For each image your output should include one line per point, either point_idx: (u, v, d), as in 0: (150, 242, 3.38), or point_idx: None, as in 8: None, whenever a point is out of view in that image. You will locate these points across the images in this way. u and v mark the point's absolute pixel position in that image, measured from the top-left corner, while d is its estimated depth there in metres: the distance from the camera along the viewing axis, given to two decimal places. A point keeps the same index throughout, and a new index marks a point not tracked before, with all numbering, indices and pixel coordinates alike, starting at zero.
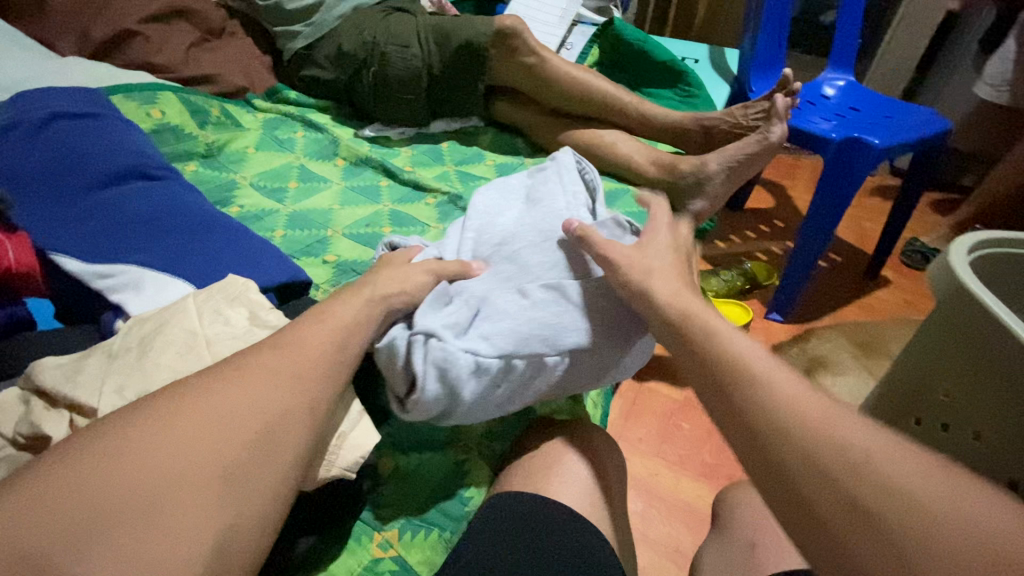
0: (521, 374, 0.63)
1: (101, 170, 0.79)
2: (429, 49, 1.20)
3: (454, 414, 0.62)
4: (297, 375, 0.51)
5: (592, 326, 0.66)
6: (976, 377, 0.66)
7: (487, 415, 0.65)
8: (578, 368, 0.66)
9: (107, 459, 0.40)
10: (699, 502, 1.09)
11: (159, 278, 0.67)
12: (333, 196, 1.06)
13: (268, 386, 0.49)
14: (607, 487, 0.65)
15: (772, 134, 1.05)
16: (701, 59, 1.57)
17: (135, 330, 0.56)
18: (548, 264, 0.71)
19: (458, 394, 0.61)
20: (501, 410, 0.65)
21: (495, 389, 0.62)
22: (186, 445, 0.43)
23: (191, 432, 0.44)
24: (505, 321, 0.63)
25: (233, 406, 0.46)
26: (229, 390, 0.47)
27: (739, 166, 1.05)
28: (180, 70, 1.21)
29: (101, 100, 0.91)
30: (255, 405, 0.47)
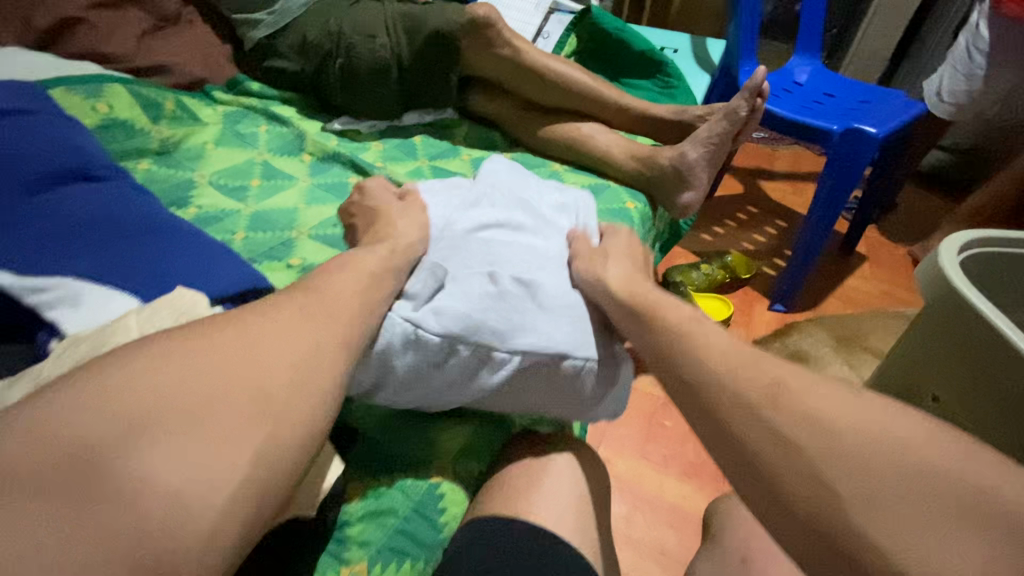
0: (461, 364, 0.60)
1: (37, 170, 0.72)
2: (398, 39, 1.14)
3: (389, 397, 0.61)
4: (298, 342, 0.50)
5: (550, 333, 0.62)
6: (967, 381, 0.64)
7: (426, 401, 0.62)
8: (527, 380, 0.62)
9: (81, 411, 0.39)
10: (683, 503, 1.07)
11: (101, 294, 0.62)
12: (299, 194, 1.01)
13: (263, 340, 0.48)
14: (591, 504, 0.62)
15: (742, 111, 1.04)
16: (680, 48, 1.53)
17: (70, 353, 0.51)
18: (523, 259, 0.69)
19: (400, 375, 0.60)
20: (441, 401, 0.62)
21: (433, 379, 0.60)
22: (168, 388, 0.42)
23: (179, 373, 0.43)
24: (461, 301, 0.62)
25: (223, 359, 0.45)
26: (221, 340, 0.47)
27: (715, 150, 1.05)
28: (132, 60, 1.13)
29: (39, 96, 0.84)
30: (246, 359, 0.46)
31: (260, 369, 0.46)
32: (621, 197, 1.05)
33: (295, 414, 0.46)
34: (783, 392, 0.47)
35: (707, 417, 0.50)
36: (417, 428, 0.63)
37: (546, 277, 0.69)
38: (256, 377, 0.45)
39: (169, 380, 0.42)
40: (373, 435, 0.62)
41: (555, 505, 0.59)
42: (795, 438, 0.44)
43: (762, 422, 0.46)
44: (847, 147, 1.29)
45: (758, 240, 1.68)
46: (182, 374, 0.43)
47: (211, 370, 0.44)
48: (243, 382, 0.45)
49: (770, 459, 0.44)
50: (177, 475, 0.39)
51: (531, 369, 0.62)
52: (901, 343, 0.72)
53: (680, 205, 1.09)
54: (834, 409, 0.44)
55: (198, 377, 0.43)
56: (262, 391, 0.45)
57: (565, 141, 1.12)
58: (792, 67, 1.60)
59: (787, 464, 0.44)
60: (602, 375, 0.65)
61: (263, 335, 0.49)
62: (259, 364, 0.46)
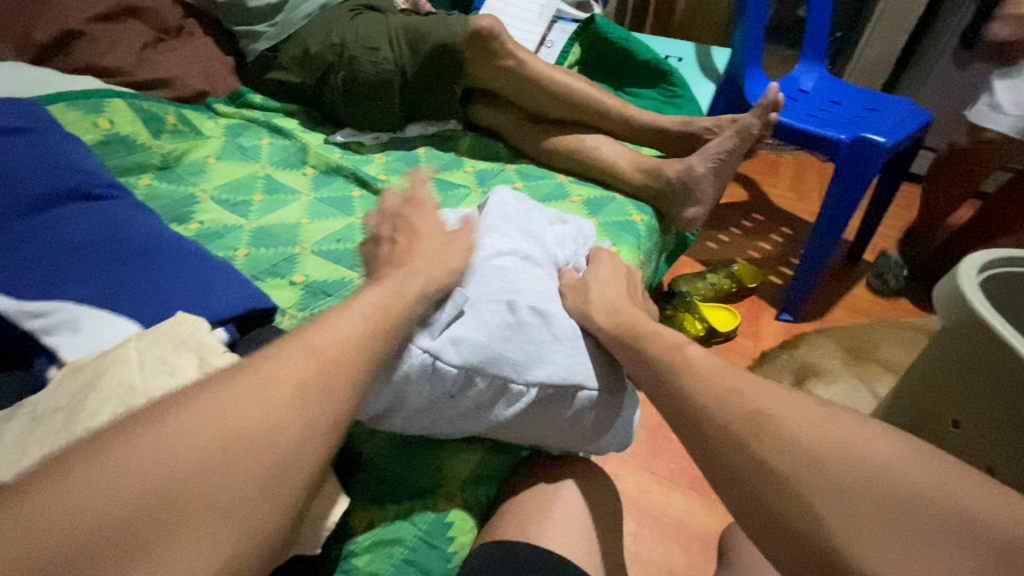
0: (480, 397, 0.59)
1: (36, 190, 0.71)
2: (400, 51, 1.13)
3: (402, 424, 0.59)
4: (296, 395, 0.42)
5: (569, 368, 0.62)
6: (988, 405, 0.62)
7: (433, 429, 0.60)
8: (540, 414, 0.61)
9: (103, 480, 0.33)
10: (691, 518, 1.05)
11: (100, 317, 0.60)
12: (302, 208, 1.00)
13: (252, 402, 0.40)
14: (600, 530, 0.61)
15: (754, 127, 1.04)
16: (685, 57, 1.52)
17: (67, 383, 0.50)
18: (537, 291, 0.68)
19: (413, 405, 0.58)
20: (449, 430, 0.61)
21: (450, 412, 0.59)
22: (166, 476, 0.35)
23: (156, 465, 0.35)
24: (481, 332, 0.60)
25: (207, 435, 0.37)
26: (201, 409, 0.39)
27: (723, 163, 1.04)
28: (133, 73, 1.12)
29: (40, 113, 0.84)
30: (235, 432, 0.38)
31: (256, 440, 0.39)
32: (627, 210, 1.04)
33: (296, 483, 0.40)
34: (786, 422, 0.46)
35: (722, 446, 0.48)
36: (422, 453, 0.61)
37: (557, 309, 0.68)
38: (251, 452, 0.38)
39: (141, 474, 0.34)
40: (377, 461, 0.61)
41: (566, 532, 0.58)
42: (815, 472, 0.42)
43: (781, 452, 0.45)
44: (855, 157, 1.27)
45: (764, 249, 1.66)
46: (161, 466, 0.35)
47: (195, 454, 0.36)
48: (237, 460, 0.38)
49: (789, 493, 0.43)
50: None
51: (547, 403, 0.61)
52: (917, 361, 0.70)
53: (684, 219, 1.08)
54: (857, 439, 0.43)
55: (178, 462, 0.36)
56: (260, 470, 0.38)
57: (570, 153, 1.11)
58: (797, 75, 1.59)
59: (808, 499, 0.42)
60: (611, 404, 0.65)
61: (252, 390, 0.41)
62: (253, 434, 0.39)
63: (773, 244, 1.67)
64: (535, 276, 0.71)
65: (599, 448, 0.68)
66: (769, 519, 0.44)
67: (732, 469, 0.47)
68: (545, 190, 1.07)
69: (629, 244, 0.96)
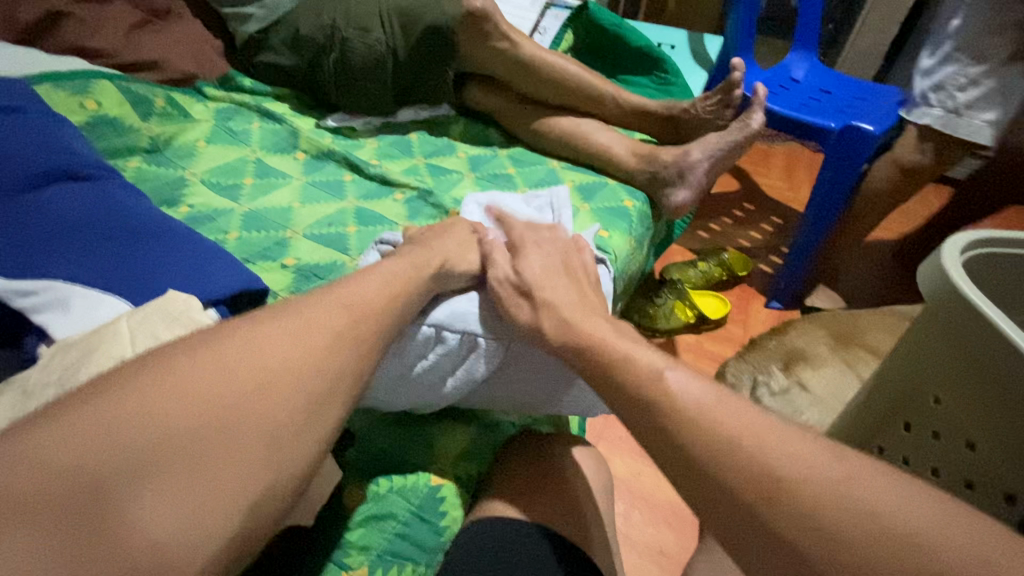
0: (451, 352, 0.61)
1: (21, 170, 0.70)
2: (392, 31, 1.11)
3: (384, 394, 0.60)
4: (283, 361, 0.46)
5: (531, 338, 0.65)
6: (971, 385, 0.63)
7: (413, 400, 0.61)
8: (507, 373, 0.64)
9: (90, 438, 0.37)
10: (681, 501, 1.07)
11: (90, 296, 0.60)
12: (293, 192, 0.99)
13: (241, 366, 0.44)
14: (590, 506, 0.62)
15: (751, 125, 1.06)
16: (678, 44, 1.52)
17: (58, 359, 0.50)
18: None
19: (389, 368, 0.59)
20: (426, 400, 0.62)
21: (419, 375, 0.60)
22: (150, 435, 0.38)
23: (148, 420, 0.39)
24: (445, 305, 0.64)
25: (200, 394, 0.41)
26: (192, 370, 0.42)
27: (718, 156, 1.06)
28: (120, 55, 1.11)
29: (25, 92, 0.82)
30: (227, 392, 0.42)
31: (244, 404, 0.42)
32: (619, 195, 1.04)
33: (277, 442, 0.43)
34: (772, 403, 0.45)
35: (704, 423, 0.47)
36: (414, 431, 0.62)
37: None
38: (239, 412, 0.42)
39: (140, 426, 0.38)
40: (372, 438, 0.61)
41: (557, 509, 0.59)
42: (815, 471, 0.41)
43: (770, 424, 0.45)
44: (846, 145, 1.28)
45: (755, 237, 1.68)
46: (153, 426, 0.39)
47: (188, 412, 0.40)
48: (225, 419, 0.41)
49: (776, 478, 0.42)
50: (167, 529, 0.36)
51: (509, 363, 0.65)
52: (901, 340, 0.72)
53: (671, 205, 1.07)
54: None
55: (174, 417, 0.40)
56: (245, 435, 0.41)
57: (563, 138, 1.12)
58: (789, 64, 1.59)
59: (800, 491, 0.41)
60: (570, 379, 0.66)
61: (241, 357, 0.44)
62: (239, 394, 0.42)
63: (763, 233, 1.69)
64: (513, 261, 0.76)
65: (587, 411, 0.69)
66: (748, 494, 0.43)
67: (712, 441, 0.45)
68: (537, 176, 1.08)
69: (621, 229, 0.97)
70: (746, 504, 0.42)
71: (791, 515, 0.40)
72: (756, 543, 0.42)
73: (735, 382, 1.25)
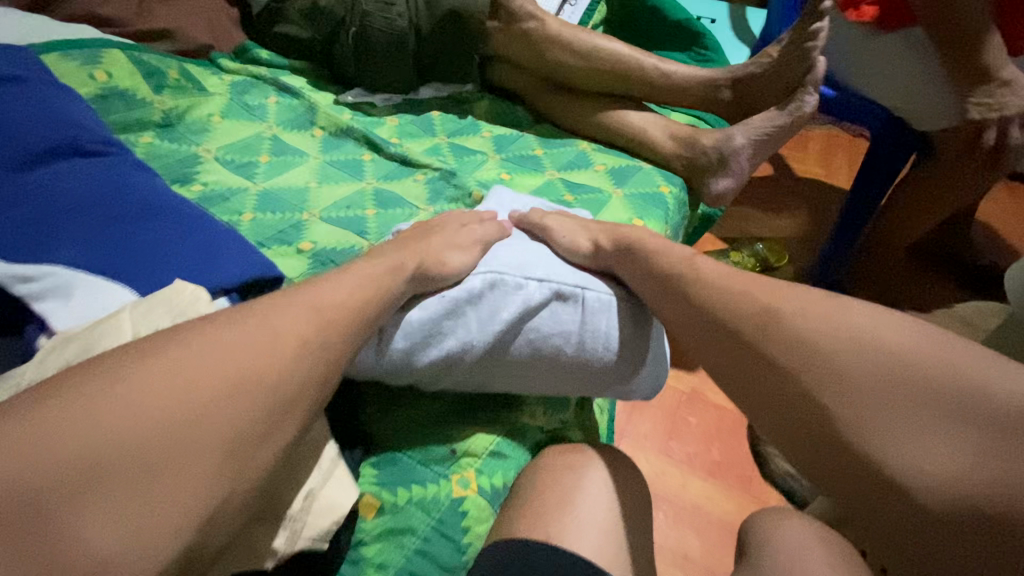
0: (528, 310, 0.60)
1: (25, 145, 0.67)
2: (415, 7, 1.05)
3: (401, 344, 0.57)
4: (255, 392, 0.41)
5: (601, 325, 0.62)
6: None
7: (465, 367, 0.59)
8: (562, 367, 0.61)
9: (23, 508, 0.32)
10: (708, 503, 1.02)
11: (93, 284, 0.56)
12: (310, 171, 0.94)
13: (176, 400, 0.39)
14: (626, 526, 0.56)
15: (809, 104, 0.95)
16: (717, 18, 1.43)
17: (57, 352, 0.46)
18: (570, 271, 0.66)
19: (421, 324, 0.58)
20: (484, 363, 0.59)
21: (478, 321, 0.59)
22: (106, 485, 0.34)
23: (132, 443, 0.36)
24: (517, 253, 0.66)
25: (106, 429, 0.36)
26: (104, 402, 0.38)
27: (766, 138, 0.97)
28: (132, 24, 1.06)
29: (34, 62, 0.78)
30: (149, 426, 0.37)
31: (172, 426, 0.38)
32: (655, 180, 0.98)
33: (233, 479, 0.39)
34: (783, 311, 0.54)
35: (728, 319, 0.56)
36: (435, 435, 0.58)
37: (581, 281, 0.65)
38: (167, 438, 0.38)
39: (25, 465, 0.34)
40: (390, 445, 0.57)
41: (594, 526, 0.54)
42: (821, 355, 0.50)
43: (788, 307, 0.54)
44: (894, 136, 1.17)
45: (790, 227, 1.59)
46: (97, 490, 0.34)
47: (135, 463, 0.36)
48: (141, 451, 0.37)
49: (798, 350, 0.51)
50: None
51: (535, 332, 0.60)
52: None
53: (712, 192, 1.00)
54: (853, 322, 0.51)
55: (73, 449, 0.35)
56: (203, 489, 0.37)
57: (598, 117, 1.05)
58: None
59: (822, 364, 0.50)
60: (630, 354, 0.63)
61: (179, 374, 0.40)
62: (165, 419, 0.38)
63: (799, 222, 1.60)
64: (538, 250, 0.70)
65: (618, 393, 0.65)
66: (763, 372, 0.53)
67: (733, 326, 0.56)
68: (565, 158, 1.01)
69: (656, 219, 0.91)
70: (770, 378, 0.52)
71: (808, 375, 0.50)
72: (758, 413, 0.53)
73: None
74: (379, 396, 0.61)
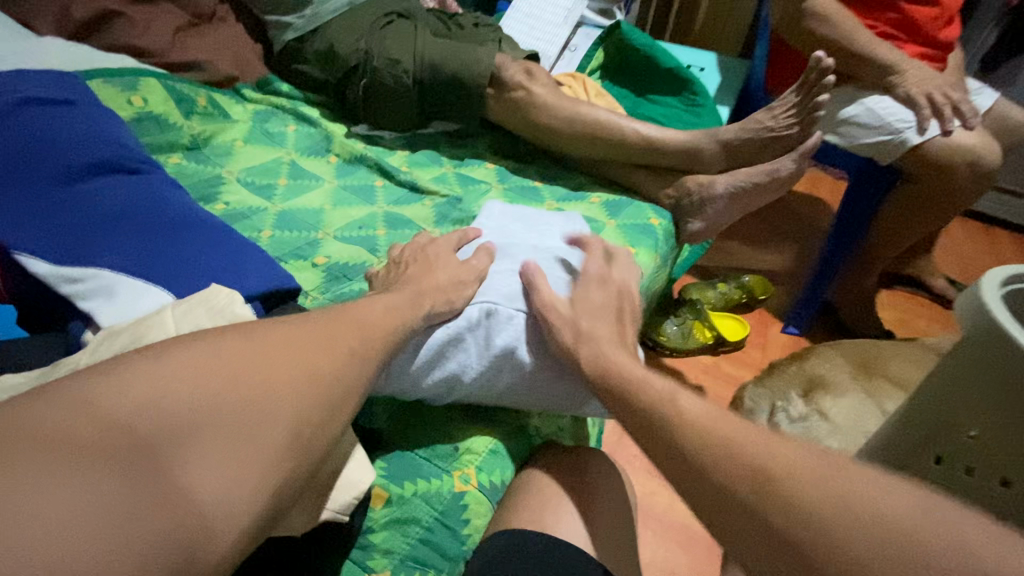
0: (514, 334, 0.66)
1: (73, 161, 0.73)
2: (420, 64, 1.13)
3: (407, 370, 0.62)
4: (292, 391, 0.46)
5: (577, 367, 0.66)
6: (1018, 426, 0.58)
7: (461, 390, 0.65)
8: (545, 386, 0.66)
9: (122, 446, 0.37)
10: (694, 523, 1.05)
11: (135, 285, 0.62)
12: (325, 195, 1.01)
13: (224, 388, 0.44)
14: (613, 527, 0.61)
15: (785, 169, 1.03)
16: (706, 67, 1.53)
17: (106, 345, 0.51)
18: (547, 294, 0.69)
19: (424, 350, 0.63)
20: (478, 386, 0.65)
21: (473, 347, 0.65)
22: (189, 426, 0.40)
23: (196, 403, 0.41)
24: (513, 277, 0.71)
25: (180, 398, 0.41)
26: None
27: (744, 192, 1.04)
28: (165, 55, 1.14)
29: (82, 86, 0.86)
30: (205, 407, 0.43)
31: (211, 409, 0.42)
32: (646, 214, 1.05)
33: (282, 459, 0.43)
34: None
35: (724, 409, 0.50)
36: (440, 436, 0.63)
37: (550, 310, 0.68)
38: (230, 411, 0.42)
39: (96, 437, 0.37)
40: (399, 444, 0.62)
41: (586, 530, 0.58)
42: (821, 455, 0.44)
43: None
44: (866, 180, 1.27)
45: (776, 262, 1.66)
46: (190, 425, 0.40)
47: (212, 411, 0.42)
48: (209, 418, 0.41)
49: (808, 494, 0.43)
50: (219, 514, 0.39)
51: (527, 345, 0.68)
52: None
53: (689, 233, 1.09)
54: None
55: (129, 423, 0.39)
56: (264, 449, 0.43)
57: (592, 163, 1.15)
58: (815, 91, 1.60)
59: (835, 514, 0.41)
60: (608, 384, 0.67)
61: (223, 361, 0.45)
62: (213, 404, 0.42)
63: (784, 257, 1.67)
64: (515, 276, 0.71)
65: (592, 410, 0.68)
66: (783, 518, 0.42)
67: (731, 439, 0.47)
68: (563, 191, 1.09)
69: (646, 247, 0.97)
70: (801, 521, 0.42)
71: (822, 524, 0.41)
72: None
73: (753, 407, 1.21)
74: (389, 404, 0.66)
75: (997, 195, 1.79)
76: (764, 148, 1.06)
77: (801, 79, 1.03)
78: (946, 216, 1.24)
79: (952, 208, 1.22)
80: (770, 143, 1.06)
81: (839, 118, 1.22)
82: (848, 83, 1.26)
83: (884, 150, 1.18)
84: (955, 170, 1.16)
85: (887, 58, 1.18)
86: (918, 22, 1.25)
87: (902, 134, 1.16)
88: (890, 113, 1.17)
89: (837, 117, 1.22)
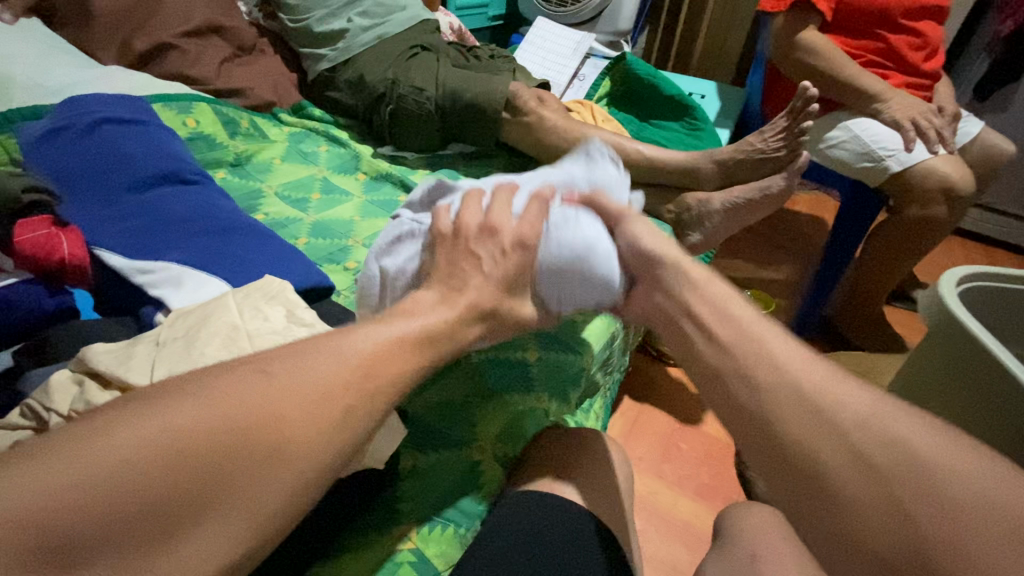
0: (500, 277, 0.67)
1: (141, 172, 0.83)
2: (441, 92, 1.24)
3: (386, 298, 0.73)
4: None
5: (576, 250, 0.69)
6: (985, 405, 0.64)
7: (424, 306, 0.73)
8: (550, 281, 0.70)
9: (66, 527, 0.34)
10: (697, 521, 1.10)
11: (198, 276, 0.71)
12: (354, 208, 1.11)
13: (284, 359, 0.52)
14: (617, 499, 0.67)
15: (775, 187, 1.10)
16: (707, 94, 1.64)
17: (180, 322, 0.60)
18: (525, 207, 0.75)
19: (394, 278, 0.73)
20: None
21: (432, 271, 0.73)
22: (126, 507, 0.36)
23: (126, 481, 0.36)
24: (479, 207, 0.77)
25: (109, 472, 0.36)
26: None
27: (739, 207, 1.12)
28: (213, 82, 1.26)
29: (146, 109, 0.97)
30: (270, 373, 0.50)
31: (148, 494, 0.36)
32: None
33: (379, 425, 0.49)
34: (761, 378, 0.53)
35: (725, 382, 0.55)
36: (461, 413, 0.70)
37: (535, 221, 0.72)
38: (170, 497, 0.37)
39: (75, 488, 0.35)
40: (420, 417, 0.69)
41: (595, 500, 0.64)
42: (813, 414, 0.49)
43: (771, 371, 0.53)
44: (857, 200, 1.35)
45: (777, 278, 1.73)
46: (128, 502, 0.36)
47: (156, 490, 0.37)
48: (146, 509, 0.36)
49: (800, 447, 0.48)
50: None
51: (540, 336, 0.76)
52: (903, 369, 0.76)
53: (688, 245, 1.17)
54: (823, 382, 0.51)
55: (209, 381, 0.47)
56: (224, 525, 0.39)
57: None
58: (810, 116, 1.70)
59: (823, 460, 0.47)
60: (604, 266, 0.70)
61: None
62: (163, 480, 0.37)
63: (784, 273, 1.74)
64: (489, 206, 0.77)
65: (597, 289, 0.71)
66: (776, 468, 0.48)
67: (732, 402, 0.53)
68: None
69: None
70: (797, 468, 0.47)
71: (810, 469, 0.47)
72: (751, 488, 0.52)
73: None
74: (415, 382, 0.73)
75: (991, 216, 1.86)
76: (758, 166, 1.14)
77: (789, 107, 1.12)
78: (941, 234, 1.28)
79: (944, 228, 1.27)
80: (765, 163, 1.14)
81: (832, 145, 1.30)
82: (840, 108, 1.35)
83: (871, 171, 1.26)
84: (943, 193, 1.22)
85: (873, 86, 1.27)
86: (902, 53, 1.35)
87: (884, 162, 1.24)
88: (879, 142, 1.25)
89: (831, 143, 1.30)
